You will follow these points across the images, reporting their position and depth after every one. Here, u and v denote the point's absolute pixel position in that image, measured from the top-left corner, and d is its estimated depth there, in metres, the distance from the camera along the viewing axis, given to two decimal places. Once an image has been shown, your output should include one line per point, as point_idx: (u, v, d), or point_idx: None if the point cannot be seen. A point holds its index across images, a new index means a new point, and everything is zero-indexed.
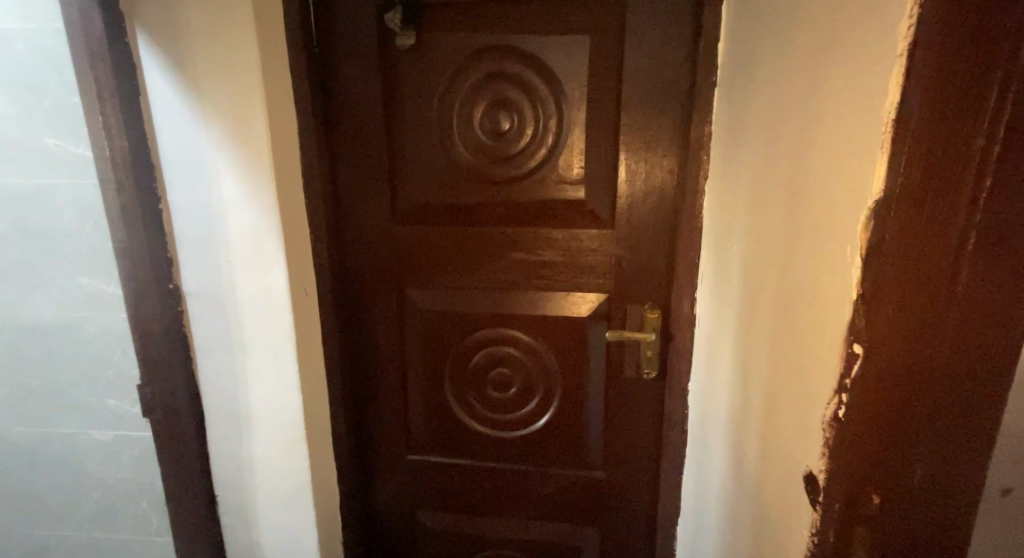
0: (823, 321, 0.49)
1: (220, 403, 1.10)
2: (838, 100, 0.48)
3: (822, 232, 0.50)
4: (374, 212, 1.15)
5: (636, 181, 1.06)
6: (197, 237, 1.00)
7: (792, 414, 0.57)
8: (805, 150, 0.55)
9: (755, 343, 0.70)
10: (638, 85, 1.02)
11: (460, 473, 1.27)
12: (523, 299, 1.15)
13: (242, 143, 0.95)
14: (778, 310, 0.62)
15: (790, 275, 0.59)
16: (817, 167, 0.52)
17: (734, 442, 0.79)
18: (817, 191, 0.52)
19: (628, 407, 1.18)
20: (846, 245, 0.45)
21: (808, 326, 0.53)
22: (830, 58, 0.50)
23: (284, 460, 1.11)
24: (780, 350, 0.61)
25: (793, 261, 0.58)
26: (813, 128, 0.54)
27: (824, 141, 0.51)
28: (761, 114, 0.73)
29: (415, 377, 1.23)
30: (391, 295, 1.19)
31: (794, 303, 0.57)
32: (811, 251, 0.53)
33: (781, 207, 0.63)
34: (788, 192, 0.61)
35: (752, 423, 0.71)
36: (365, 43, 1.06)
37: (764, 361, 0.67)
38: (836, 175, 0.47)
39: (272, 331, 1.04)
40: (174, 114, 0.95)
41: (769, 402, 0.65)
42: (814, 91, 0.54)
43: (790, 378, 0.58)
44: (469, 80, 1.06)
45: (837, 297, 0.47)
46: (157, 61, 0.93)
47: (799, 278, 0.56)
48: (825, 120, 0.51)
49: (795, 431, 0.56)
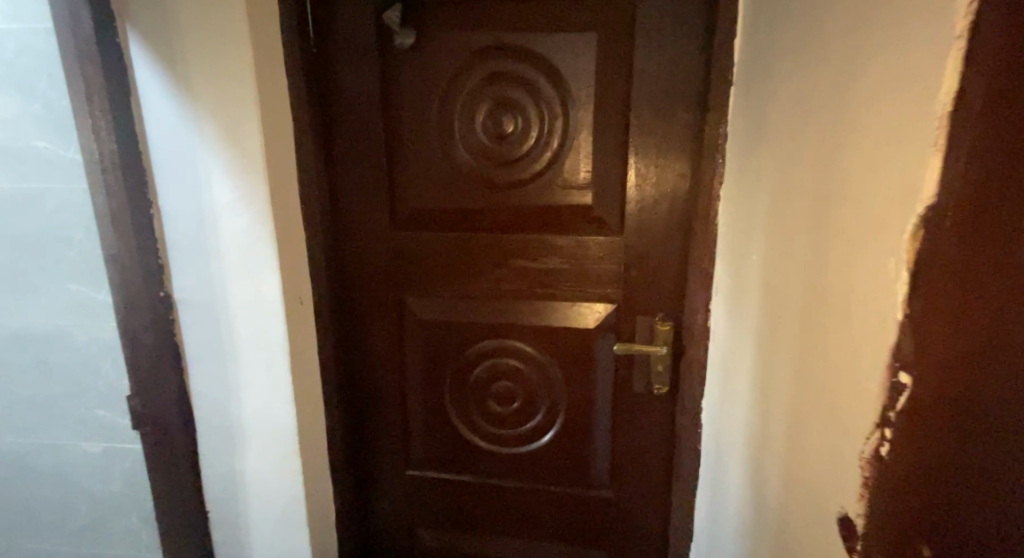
0: (860, 341, 0.44)
1: (212, 416, 1.05)
2: (881, 92, 0.42)
3: (859, 242, 0.45)
4: (373, 218, 1.11)
5: (646, 187, 1.01)
6: (189, 243, 0.96)
7: (821, 444, 0.51)
8: (836, 155, 0.51)
9: (779, 362, 0.64)
10: (647, 86, 0.96)
11: (461, 491, 1.22)
12: (527, 309, 1.10)
13: (234, 145, 0.91)
14: (803, 327, 0.57)
15: (818, 291, 0.54)
16: (853, 169, 0.47)
17: (755, 467, 0.73)
18: (853, 195, 0.47)
19: (637, 425, 1.11)
20: (885, 257, 0.40)
21: (840, 346, 0.48)
22: (873, 46, 0.44)
23: (278, 475, 1.07)
24: (807, 372, 0.56)
25: (822, 274, 0.53)
26: (846, 129, 0.49)
27: (863, 140, 0.45)
28: (783, 115, 0.67)
29: (415, 390, 1.18)
30: (390, 304, 1.15)
31: (824, 319, 0.52)
32: (845, 263, 0.48)
33: (807, 213, 0.58)
34: (816, 199, 0.55)
35: (773, 450, 0.66)
36: (364, 43, 1.02)
37: (788, 383, 0.61)
38: (878, 176, 0.42)
39: (264, 341, 1.00)
40: (165, 115, 0.91)
41: (793, 427, 0.59)
42: (852, 84, 0.48)
43: (819, 403, 0.52)
44: (471, 80, 1.02)
45: (874, 315, 0.42)
46: (148, 61, 0.89)
47: (829, 292, 0.51)
48: (864, 114, 0.45)
49: (825, 463, 0.50)
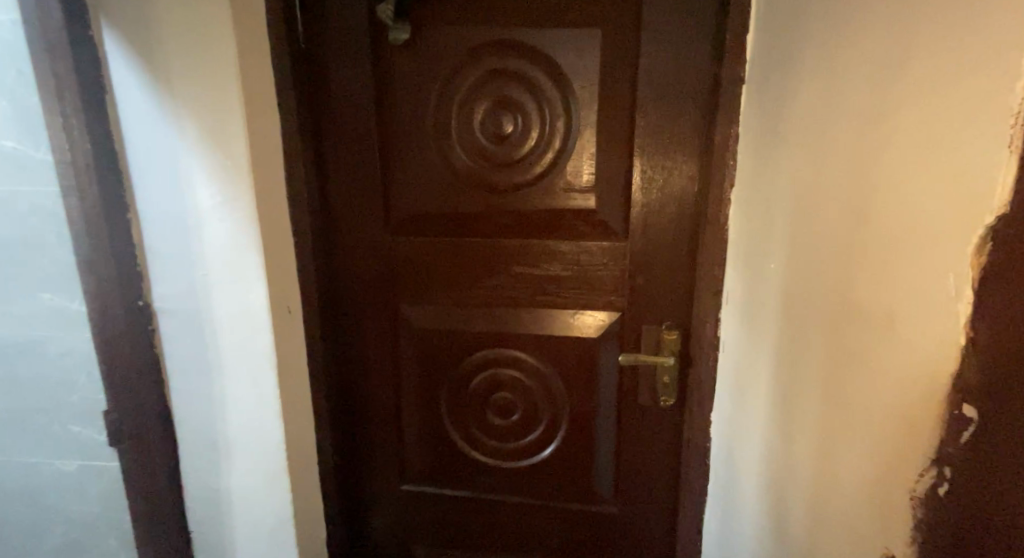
0: (929, 362, 0.40)
1: (195, 431, 1.00)
2: (956, 92, 0.38)
3: (925, 255, 0.41)
4: (365, 222, 1.05)
5: (652, 190, 0.96)
6: (170, 249, 0.91)
7: (872, 471, 0.47)
8: (875, 161, 0.48)
9: (807, 379, 0.61)
10: (654, 84, 0.92)
11: (459, 507, 1.17)
12: (528, 318, 1.05)
13: (217, 145, 0.85)
14: (840, 344, 0.53)
15: (862, 306, 0.49)
16: (912, 175, 0.43)
17: (778, 490, 0.69)
18: (912, 202, 0.43)
19: (642, 438, 1.07)
20: (961, 269, 0.37)
21: (885, 364, 0.45)
22: (939, 41, 0.40)
23: (265, 493, 1.01)
24: (849, 393, 0.51)
25: (868, 287, 0.49)
26: (891, 131, 0.46)
27: (922, 144, 0.42)
28: (806, 114, 0.63)
29: (410, 402, 1.13)
30: (384, 312, 1.10)
31: (864, 335, 0.49)
32: (891, 277, 0.45)
33: (843, 221, 0.54)
34: (855, 206, 0.51)
35: (801, 473, 0.62)
36: (356, 38, 0.97)
37: (822, 403, 0.57)
38: (952, 181, 0.38)
39: (250, 353, 0.94)
40: (142, 113, 0.85)
41: (826, 447, 0.56)
42: (906, 82, 0.44)
43: (866, 425, 0.48)
44: (470, 78, 0.97)
45: (948, 333, 0.38)
46: (125, 55, 0.84)
47: (869, 305, 0.48)
48: (922, 116, 0.42)
49: (879, 492, 0.46)
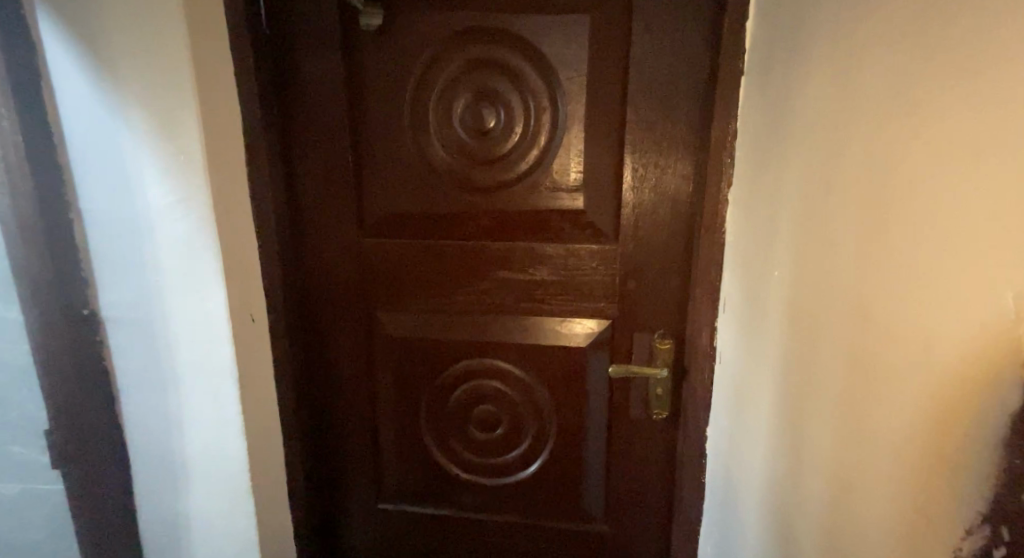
0: (984, 396, 0.34)
1: (152, 450, 0.92)
2: (1010, 75, 0.32)
3: (971, 269, 0.35)
4: (338, 224, 0.98)
5: (645, 189, 0.90)
6: (120, 252, 0.83)
7: (909, 514, 0.41)
8: (911, 160, 0.41)
9: (825, 402, 0.55)
10: (645, 77, 0.86)
11: (440, 527, 1.10)
12: (513, 326, 0.99)
13: (169, 138, 0.78)
14: (867, 364, 0.47)
15: (893, 325, 0.43)
16: (956, 173, 0.36)
17: (790, 520, 0.62)
18: (957, 204, 0.36)
19: (634, 453, 1.01)
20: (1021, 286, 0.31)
21: (927, 395, 0.39)
22: (986, 16, 0.34)
23: (227, 518, 0.93)
24: (878, 423, 0.45)
25: (901, 304, 0.42)
26: (930, 124, 0.39)
27: (970, 140, 0.35)
28: (821, 107, 0.57)
29: (387, 415, 1.06)
30: (359, 320, 1.02)
31: (897, 357, 0.43)
32: (932, 295, 0.39)
33: (868, 226, 0.47)
34: (883, 209, 0.45)
35: (820, 506, 0.55)
36: (325, 24, 0.89)
37: (845, 431, 0.51)
38: (1006, 180, 0.32)
39: (209, 366, 0.87)
40: (84, 103, 0.78)
41: (851, 481, 0.50)
42: (948, 66, 0.38)
43: (901, 461, 0.42)
44: (449, 68, 0.90)
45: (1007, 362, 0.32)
46: (64, 38, 0.75)
47: (904, 324, 0.42)
48: (969, 106, 0.35)
49: (916, 540, 0.40)
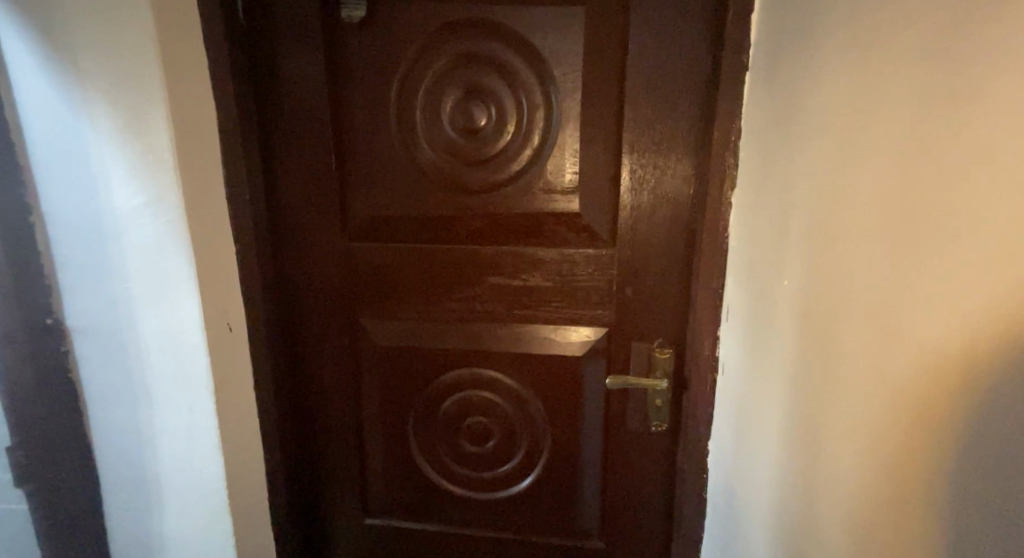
0: None
1: (122, 467, 0.87)
2: None
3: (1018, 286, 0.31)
4: (321, 227, 0.93)
5: (643, 191, 0.85)
6: (86, 257, 0.78)
7: None
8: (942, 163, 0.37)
9: (839, 422, 0.50)
10: (644, 72, 0.81)
11: (429, 543, 1.05)
12: (505, 334, 0.94)
13: (136, 138, 0.73)
14: (889, 383, 0.43)
15: (922, 343, 0.39)
16: (997, 178, 0.32)
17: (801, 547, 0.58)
18: (1000, 212, 0.32)
19: (632, 466, 0.96)
20: None
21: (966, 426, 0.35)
22: None
23: (204, 537, 0.88)
24: (907, 452, 0.41)
25: (935, 321, 0.38)
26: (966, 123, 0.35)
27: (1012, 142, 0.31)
28: (833, 101, 0.52)
29: (374, 427, 1.01)
30: (343, 328, 0.97)
31: (929, 381, 0.38)
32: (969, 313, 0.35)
33: (889, 234, 0.43)
34: (907, 213, 0.41)
35: (834, 535, 0.51)
36: (305, 16, 0.84)
37: (864, 456, 0.46)
38: None
39: (183, 378, 0.82)
40: (44, 99, 0.72)
41: (870, 510, 0.45)
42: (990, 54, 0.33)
43: (937, 498, 0.38)
44: (436, 63, 0.85)
45: None
46: (20, 31, 0.70)
47: (937, 343, 0.38)
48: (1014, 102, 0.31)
49: None
